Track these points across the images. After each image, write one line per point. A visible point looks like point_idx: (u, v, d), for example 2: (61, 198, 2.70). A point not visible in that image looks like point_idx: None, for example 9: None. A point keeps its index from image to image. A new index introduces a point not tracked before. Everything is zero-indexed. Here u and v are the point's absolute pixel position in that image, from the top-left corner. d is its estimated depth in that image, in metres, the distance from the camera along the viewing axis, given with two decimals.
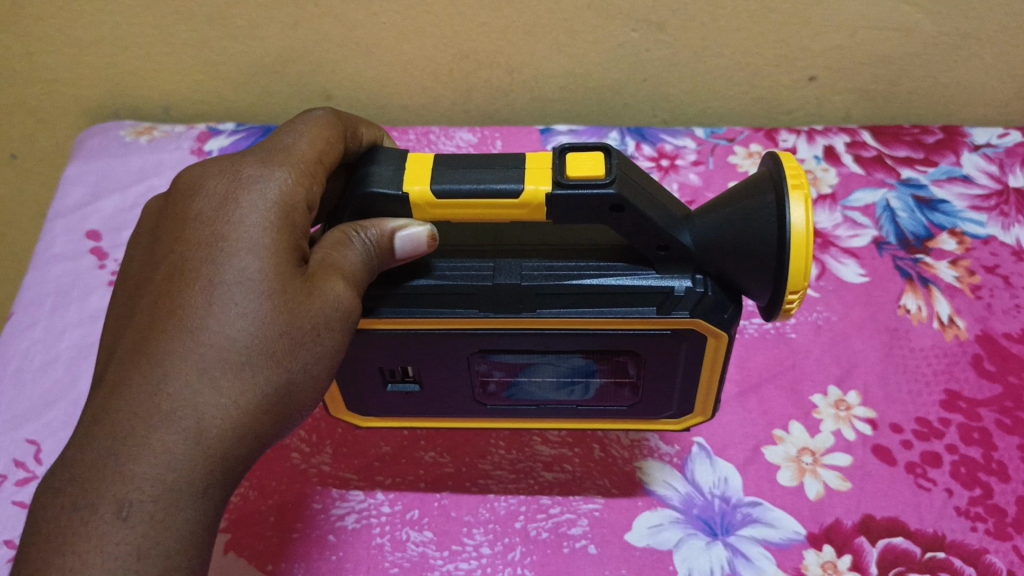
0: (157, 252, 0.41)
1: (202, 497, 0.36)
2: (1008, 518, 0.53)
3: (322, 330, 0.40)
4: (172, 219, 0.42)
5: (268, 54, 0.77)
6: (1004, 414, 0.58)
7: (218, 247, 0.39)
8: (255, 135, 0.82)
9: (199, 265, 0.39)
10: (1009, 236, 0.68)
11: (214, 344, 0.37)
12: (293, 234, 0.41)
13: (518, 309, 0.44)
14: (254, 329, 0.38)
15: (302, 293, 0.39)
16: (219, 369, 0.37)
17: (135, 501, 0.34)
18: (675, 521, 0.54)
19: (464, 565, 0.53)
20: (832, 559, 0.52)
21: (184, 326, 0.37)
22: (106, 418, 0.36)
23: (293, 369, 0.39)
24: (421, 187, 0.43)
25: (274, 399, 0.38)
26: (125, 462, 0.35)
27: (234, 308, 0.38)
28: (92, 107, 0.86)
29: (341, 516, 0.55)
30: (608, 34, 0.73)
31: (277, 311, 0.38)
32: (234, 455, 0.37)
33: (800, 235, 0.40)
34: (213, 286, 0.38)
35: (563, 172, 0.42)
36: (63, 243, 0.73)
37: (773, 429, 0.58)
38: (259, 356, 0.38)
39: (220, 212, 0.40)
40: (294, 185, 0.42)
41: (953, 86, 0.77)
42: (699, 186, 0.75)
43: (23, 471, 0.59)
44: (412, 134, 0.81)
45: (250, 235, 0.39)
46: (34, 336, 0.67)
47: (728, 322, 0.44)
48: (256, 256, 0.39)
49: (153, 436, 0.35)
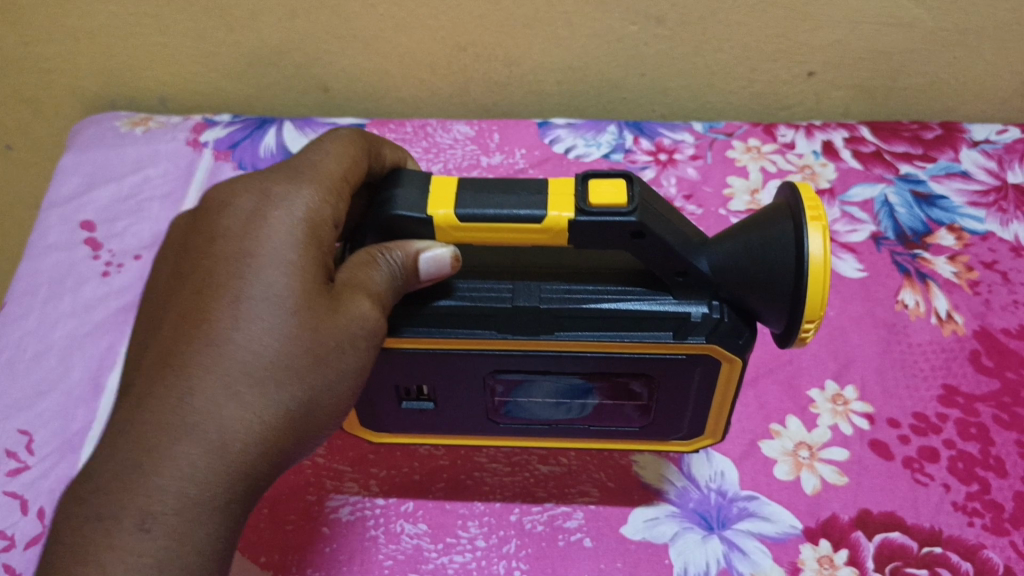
0: (184, 266, 0.42)
1: (222, 511, 0.37)
2: (1006, 514, 0.53)
3: (347, 348, 0.40)
4: (199, 233, 0.43)
5: (265, 45, 0.77)
6: (1002, 410, 0.57)
7: (245, 261, 0.40)
8: (250, 127, 0.80)
9: (226, 280, 0.40)
10: (1008, 232, 0.68)
11: (240, 358, 0.38)
12: (320, 251, 0.41)
13: (536, 331, 0.44)
14: (279, 344, 0.39)
15: (328, 311, 0.40)
16: (244, 384, 0.38)
17: (158, 513, 0.35)
18: (671, 515, 0.54)
19: (458, 558, 0.52)
20: (829, 553, 0.51)
21: (210, 340, 0.38)
22: (131, 429, 0.37)
23: (317, 387, 0.39)
24: (446, 211, 0.43)
25: (295, 415, 0.39)
26: (149, 474, 0.35)
27: (260, 323, 0.39)
28: (86, 99, 0.86)
29: (336, 508, 0.55)
30: (607, 27, 0.73)
31: (303, 328, 0.39)
32: (255, 469, 0.38)
33: (818, 267, 0.40)
34: (239, 301, 0.39)
35: (586, 199, 0.42)
36: (57, 233, 0.73)
37: (770, 423, 0.58)
38: (283, 371, 0.38)
39: (248, 226, 0.41)
40: (321, 203, 0.42)
41: (952, 82, 0.77)
42: (697, 180, 0.74)
43: (14, 462, 0.58)
44: (409, 126, 0.80)
45: (276, 251, 0.40)
46: (27, 326, 0.66)
47: (742, 348, 0.43)
48: (283, 272, 0.40)
49: (178, 448, 0.36)
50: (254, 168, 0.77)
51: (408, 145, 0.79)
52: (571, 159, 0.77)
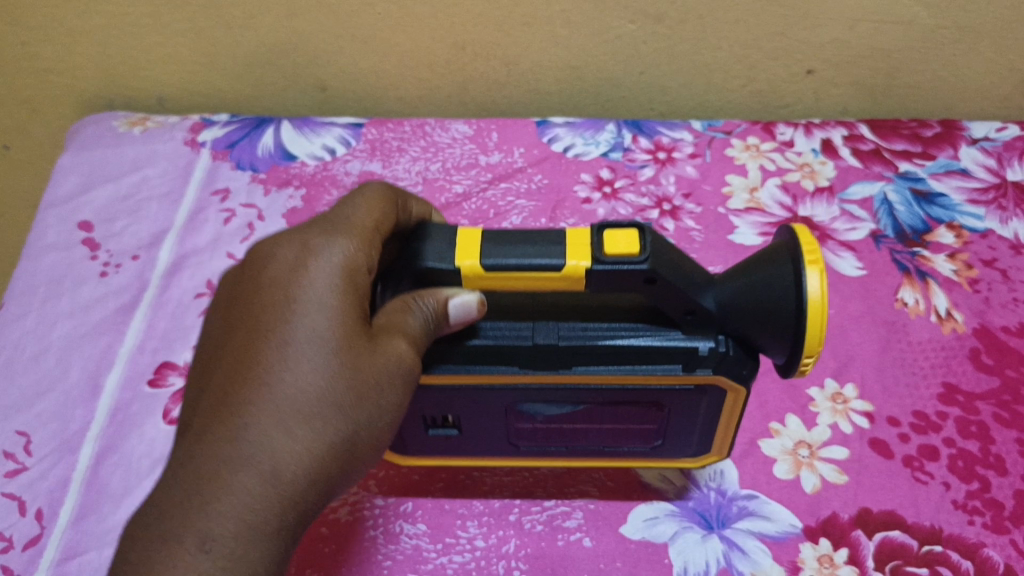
0: (235, 309, 0.44)
1: (277, 536, 0.38)
2: (1006, 512, 0.53)
3: (387, 386, 0.42)
4: (247, 281, 0.45)
5: (263, 44, 0.77)
6: (1002, 408, 0.57)
7: (291, 305, 0.42)
8: (248, 126, 0.80)
9: (274, 322, 0.42)
10: (1008, 230, 0.68)
11: (289, 395, 0.40)
12: (359, 294, 0.44)
13: (554, 366, 0.45)
14: (324, 381, 0.41)
15: (369, 350, 0.42)
16: (293, 418, 0.40)
17: (217, 537, 0.37)
18: (670, 515, 0.54)
19: (458, 558, 0.52)
20: (829, 552, 0.51)
21: (262, 377, 0.40)
22: (190, 460, 0.39)
23: (361, 422, 0.41)
24: (471, 262, 0.43)
25: (337, 450, 0.41)
26: (207, 502, 0.38)
27: (307, 362, 0.41)
28: (83, 99, 0.85)
29: (335, 508, 0.54)
30: (606, 25, 0.73)
31: (346, 368, 0.41)
32: (305, 498, 0.39)
33: (817, 304, 0.41)
34: (287, 342, 0.41)
35: (601, 249, 0.42)
36: (55, 233, 0.72)
37: (770, 422, 0.58)
38: (328, 407, 0.40)
39: (294, 273, 0.44)
40: (356, 252, 0.44)
41: (951, 79, 0.77)
42: (696, 178, 0.74)
43: (12, 462, 0.58)
44: (407, 125, 0.80)
45: (320, 294, 0.43)
46: (25, 327, 0.66)
47: (745, 379, 0.44)
48: (325, 313, 0.42)
49: (234, 477, 0.38)
50: (252, 168, 0.77)
51: (406, 144, 0.78)
52: (569, 157, 0.76)
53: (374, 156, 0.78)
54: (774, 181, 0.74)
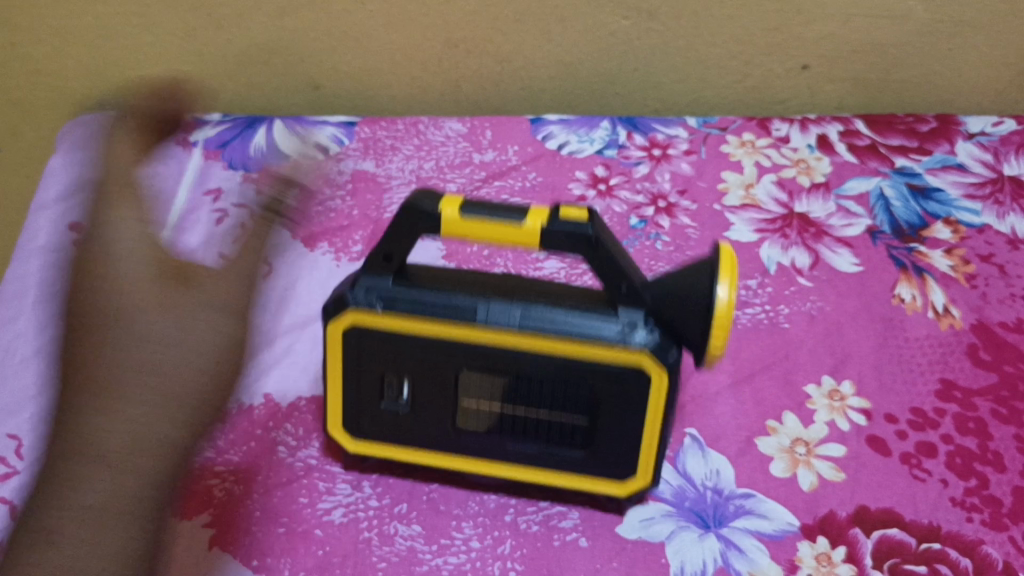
0: (87, 353, 0.56)
1: (102, 546, 0.49)
2: (1005, 509, 0.52)
3: (173, 447, 0.53)
4: (99, 336, 0.57)
5: (260, 43, 0.77)
6: (1000, 404, 0.57)
7: (97, 355, 0.55)
8: (241, 126, 0.80)
9: (104, 370, 0.54)
10: (1004, 224, 0.68)
11: (109, 433, 0.52)
12: (154, 355, 0.55)
13: (498, 323, 0.46)
14: (137, 424, 0.53)
15: (171, 397, 0.54)
16: (114, 460, 0.51)
17: (59, 542, 0.50)
18: (667, 514, 0.53)
19: (452, 560, 0.51)
20: (826, 550, 0.51)
21: (97, 410, 0.53)
22: (50, 489, 0.52)
23: (145, 464, 0.52)
24: (451, 209, 0.45)
25: (139, 489, 0.52)
26: (61, 503, 0.51)
27: (123, 401, 0.53)
28: (72, 99, 0.84)
29: (328, 511, 0.54)
30: (598, 23, 0.74)
31: (165, 400, 0.54)
32: (139, 512, 0.51)
33: (723, 307, 0.44)
34: (104, 384, 0.54)
35: (557, 211, 0.45)
36: (47, 235, 0.72)
37: (767, 420, 0.57)
38: (148, 447, 0.52)
39: (110, 331, 0.56)
40: (155, 319, 0.56)
41: (945, 74, 0.77)
42: (691, 175, 0.74)
43: (3, 466, 0.57)
44: (401, 124, 0.80)
45: (134, 347, 0.55)
46: (17, 329, 0.65)
47: (670, 363, 0.45)
48: (135, 353, 0.54)
49: (65, 500, 0.51)
50: (244, 168, 0.76)
51: (400, 143, 0.78)
52: (564, 155, 0.75)
53: (367, 155, 0.77)
54: (770, 177, 0.73)
